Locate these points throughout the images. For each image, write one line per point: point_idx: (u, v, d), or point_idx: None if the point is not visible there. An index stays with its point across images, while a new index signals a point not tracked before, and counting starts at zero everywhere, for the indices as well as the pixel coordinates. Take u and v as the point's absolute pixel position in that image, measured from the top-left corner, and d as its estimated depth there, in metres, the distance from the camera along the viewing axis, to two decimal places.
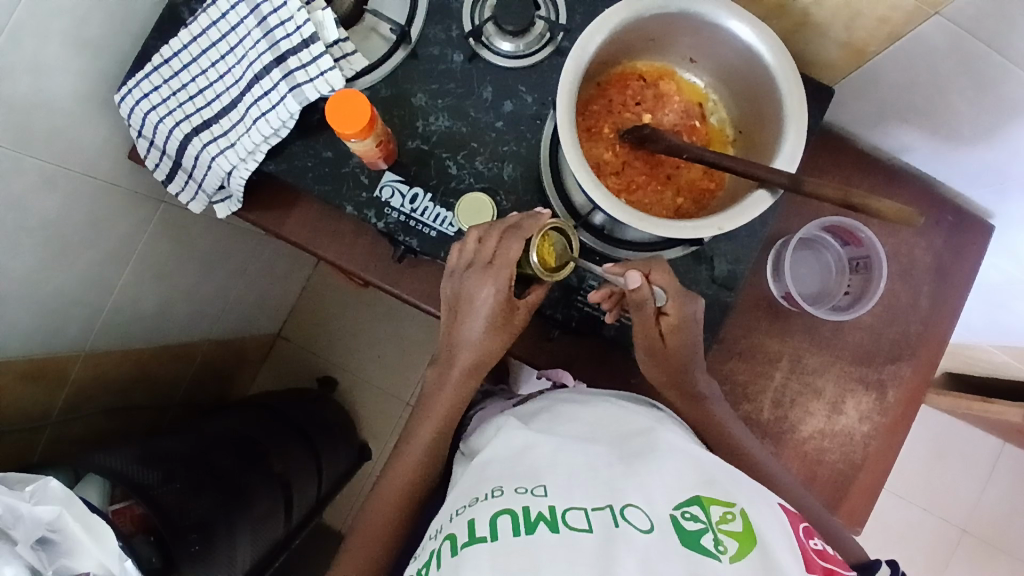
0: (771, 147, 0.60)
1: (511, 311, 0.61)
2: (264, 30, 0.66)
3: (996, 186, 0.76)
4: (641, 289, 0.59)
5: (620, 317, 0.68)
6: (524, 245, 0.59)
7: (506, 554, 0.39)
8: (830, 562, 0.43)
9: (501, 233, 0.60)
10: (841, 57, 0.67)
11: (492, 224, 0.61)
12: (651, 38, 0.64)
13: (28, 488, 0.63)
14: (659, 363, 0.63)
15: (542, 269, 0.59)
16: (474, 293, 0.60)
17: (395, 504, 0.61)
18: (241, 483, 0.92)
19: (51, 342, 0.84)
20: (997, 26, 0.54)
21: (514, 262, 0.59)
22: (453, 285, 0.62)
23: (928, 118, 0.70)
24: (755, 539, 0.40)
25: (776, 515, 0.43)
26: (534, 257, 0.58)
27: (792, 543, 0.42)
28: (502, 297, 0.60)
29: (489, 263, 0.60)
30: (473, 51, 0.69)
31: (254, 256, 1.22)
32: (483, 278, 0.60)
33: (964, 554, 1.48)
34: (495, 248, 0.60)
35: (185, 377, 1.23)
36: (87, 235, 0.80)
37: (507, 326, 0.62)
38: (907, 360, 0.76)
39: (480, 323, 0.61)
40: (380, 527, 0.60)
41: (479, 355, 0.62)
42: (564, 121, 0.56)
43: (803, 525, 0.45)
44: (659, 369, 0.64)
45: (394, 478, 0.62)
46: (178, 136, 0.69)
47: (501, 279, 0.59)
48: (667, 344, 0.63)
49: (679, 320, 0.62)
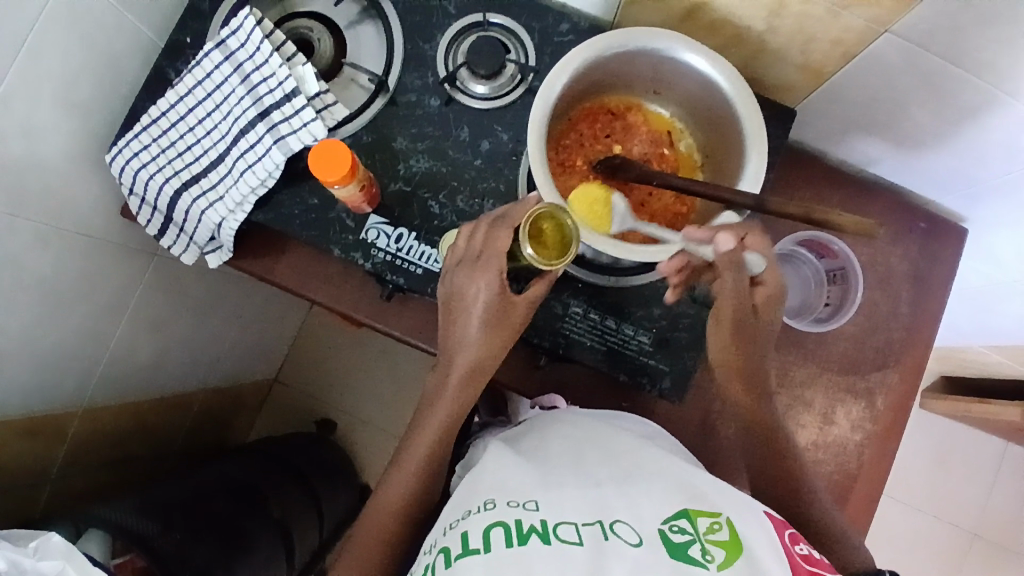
0: (736, 171, 0.63)
1: (506, 307, 0.62)
2: (248, 86, 0.69)
3: (964, 192, 0.79)
4: (734, 250, 0.60)
5: (639, 335, 0.70)
6: (512, 235, 0.60)
7: (500, 566, 0.40)
8: (815, 565, 0.44)
9: (488, 226, 0.62)
10: (800, 79, 0.70)
11: (479, 222, 0.63)
12: (615, 74, 0.67)
13: (31, 544, 0.63)
14: (741, 336, 0.63)
15: (537, 259, 0.56)
16: (466, 290, 0.62)
17: (390, 521, 0.59)
18: (240, 530, 0.92)
19: (49, 398, 0.84)
20: (949, 39, 0.57)
21: (502, 254, 0.60)
22: (446, 286, 0.64)
23: (890, 132, 0.73)
24: (741, 547, 0.41)
25: (761, 525, 0.44)
26: (527, 248, 0.56)
27: (776, 547, 0.43)
28: (494, 291, 0.61)
29: (478, 257, 0.61)
30: (449, 96, 0.72)
31: (248, 303, 1.24)
32: (472, 274, 0.61)
33: (976, 560, 1.46)
34: (482, 243, 0.61)
35: (184, 425, 1.23)
36: (82, 291, 0.82)
37: (503, 323, 0.62)
38: (893, 367, 0.77)
39: (475, 320, 0.62)
40: (375, 541, 0.58)
41: (476, 356, 0.62)
42: (536, 157, 0.59)
43: (789, 531, 0.46)
44: (737, 343, 0.64)
45: (389, 493, 0.60)
46: (169, 191, 0.72)
47: (490, 273, 0.60)
48: (758, 315, 0.64)
49: (772, 291, 0.64)
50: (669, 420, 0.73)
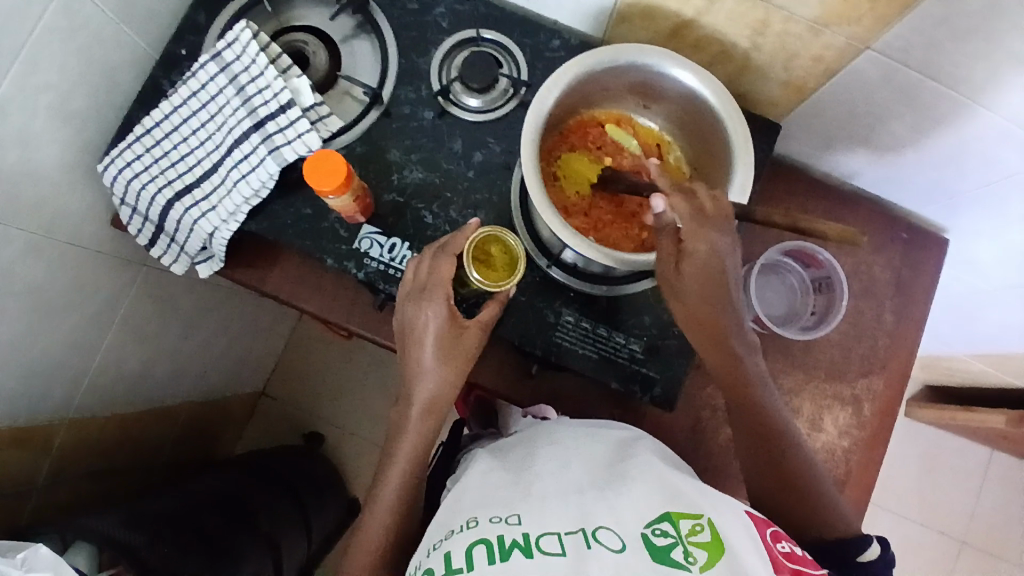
0: (724, 182, 0.64)
1: (459, 332, 0.63)
2: (243, 98, 0.70)
3: (944, 202, 0.81)
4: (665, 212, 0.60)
5: (629, 343, 0.71)
6: (454, 261, 0.63)
7: None
8: (798, 564, 0.45)
9: (431, 257, 0.64)
10: (784, 95, 0.72)
11: (423, 254, 0.65)
12: (606, 88, 0.68)
13: (19, 555, 0.63)
14: (674, 292, 0.60)
15: (483, 282, 0.63)
16: (416, 320, 0.63)
17: (386, 526, 0.60)
18: (228, 544, 0.92)
19: (37, 410, 0.84)
20: (926, 58, 0.59)
21: (446, 281, 0.63)
22: (398, 321, 0.65)
23: (870, 145, 0.75)
24: (722, 546, 0.42)
25: (741, 521, 0.45)
26: (473, 272, 0.63)
27: (757, 546, 0.43)
28: (443, 318, 0.62)
29: (423, 288, 0.63)
30: (443, 108, 0.74)
31: (237, 315, 1.24)
32: (420, 304, 0.63)
33: (965, 567, 1.48)
34: (427, 274, 0.63)
35: (171, 439, 1.22)
36: (71, 302, 0.81)
37: (459, 349, 0.63)
38: (878, 374, 0.79)
39: (429, 349, 0.63)
40: (371, 547, 0.59)
41: (437, 385, 0.63)
42: (529, 166, 0.60)
43: (770, 529, 0.47)
44: (674, 298, 0.60)
45: (383, 499, 0.61)
46: (160, 201, 0.72)
47: (438, 301, 0.62)
48: (685, 275, 0.58)
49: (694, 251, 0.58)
50: (660, 428, 0.74)
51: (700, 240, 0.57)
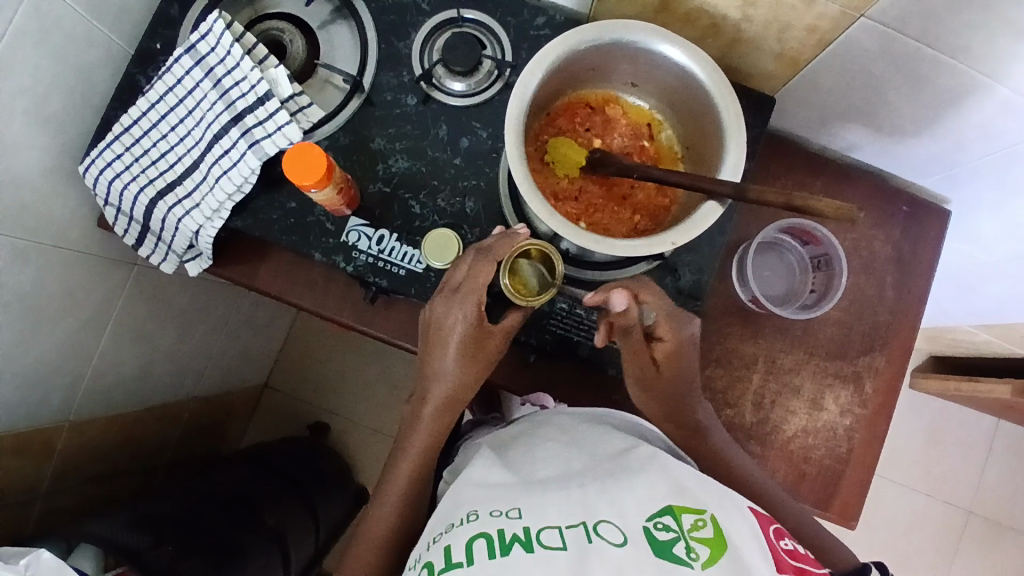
0: (715, 162, 0.62)
1: (484, 336, 0.63)
2: (220, 91, 0.68)
3: (945, 172, 0.79)
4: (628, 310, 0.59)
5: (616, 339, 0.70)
6: (493, 267, 0.61)
7: None
8: (800, 561, 0.44)
9: (471, 260, 0.62)
10: (778, 68, 0.70)
11: (464, 253, 0.63)
12: (592, 67, 0.66)
13: (22, 561, 0.64)
14: (651, 391, 0.64)
15: (511, 290, 0.62)
16: (444, 320, 0.62)
17: (390, 521, 0.60)
18: (232, 539, 0.92)
19: (38, 415, 0.84)
20: (922, 24, 0.56)
21: (482, 288, 0.61)
22: (425, 316, 0.64)
23: (869, 117, 0.73)
24: (726, 543, 0.41)
25: (744, 518, 0.44)
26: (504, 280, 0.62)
27: (760, 542, 0.43)
28: (471, 323, 0.62)
29: (458, 289, 0.62)
30: (426, 94, 0.72)
31: (233, 310, 1.23)
32: (451, 305, 0.62)
33: (972, 537, 1.48)
34: (464, 275, 0.62)
35: (174, 435, 1.22)
36: (64, 305, 0.80)
37: (480, 355, 0.63)
38: (880, 351, 0.78)
39: (452, 351, 0.62)
40: (375, 539, 0.59)
41: (453, 386, 0.63)
42: (514, 153, 0.58)
43: (774, 526, 0.46)
44: (653, 397, 0.64)
45: (385, 493, 0.61)
46: (144, 201, 0.71)
47: (470, 305, 0.61)
48: (661, 371, 0.64)
49: (673, 345, 0.63)
50: None
51: (673, 333, 0.62)
